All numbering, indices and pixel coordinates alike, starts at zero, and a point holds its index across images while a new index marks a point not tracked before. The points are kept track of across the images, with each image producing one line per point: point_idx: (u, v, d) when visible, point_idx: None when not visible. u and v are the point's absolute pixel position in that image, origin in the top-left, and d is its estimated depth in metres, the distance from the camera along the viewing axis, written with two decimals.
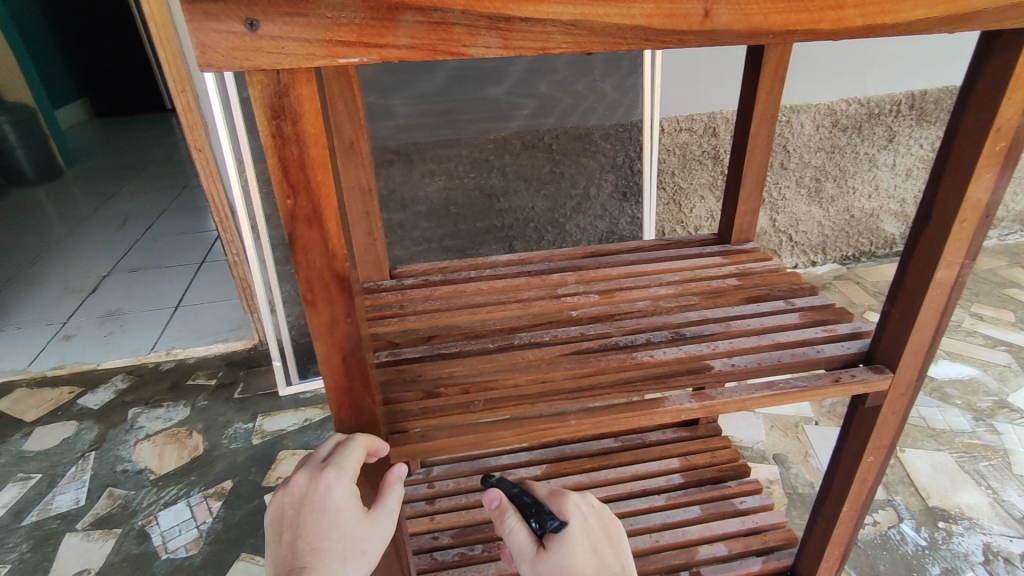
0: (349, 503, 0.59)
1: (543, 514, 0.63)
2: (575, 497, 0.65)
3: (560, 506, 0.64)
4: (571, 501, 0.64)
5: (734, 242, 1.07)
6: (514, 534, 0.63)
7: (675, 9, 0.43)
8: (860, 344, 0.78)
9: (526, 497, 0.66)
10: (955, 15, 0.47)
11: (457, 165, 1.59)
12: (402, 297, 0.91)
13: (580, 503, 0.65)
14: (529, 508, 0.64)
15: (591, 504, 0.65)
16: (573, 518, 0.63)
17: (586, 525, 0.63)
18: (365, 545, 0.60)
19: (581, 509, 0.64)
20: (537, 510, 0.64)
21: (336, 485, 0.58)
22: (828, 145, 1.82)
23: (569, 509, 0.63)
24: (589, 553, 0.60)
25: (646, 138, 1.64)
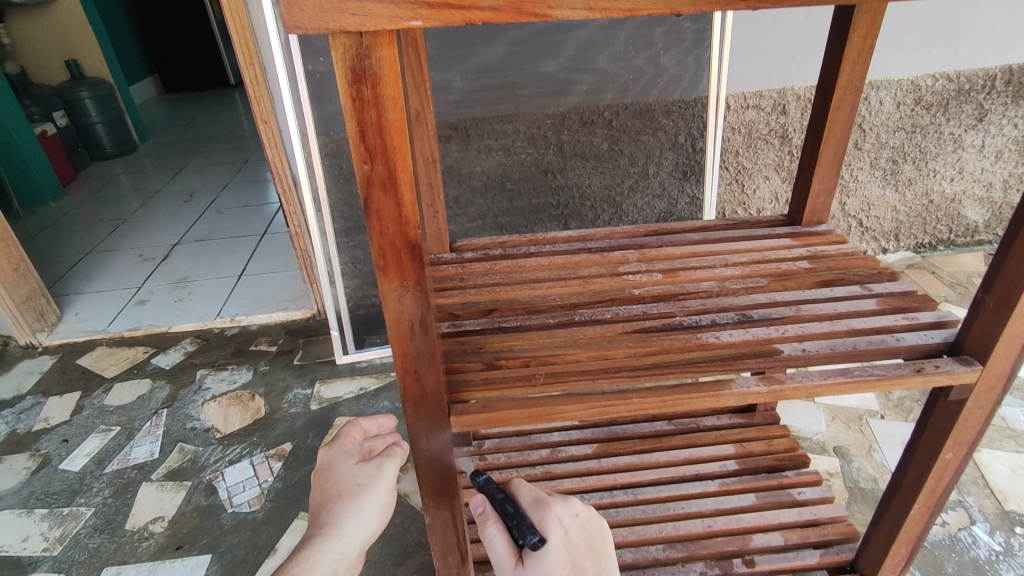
0: (344, 461, 0.69)
1: (523, 528, 0.62)
2: (559, 509, 0.64)
3: (541, 519, 0.63)
4: (553, 514, 0.63)
5: (805, 224, 1.02)
6: (495, 544, 0.63)
7: None
8: (945, 334, 0.73)
9: (509, 506, 0.64)
10: None
11: (514, 141, 1.58)
12: (462, 270, 0.91)
13: (563, 515, 0.64)
14: (511, 519, 0.63)
15: (575, 514, 0.64)
16: (552, 533, 0.62)
17: (567, 538, 0.62)
18: (359, 480, 0.67)
19: (562, 522, 0.63)
20: (517, 522, 0.62)
21: (329, 448, 0.71)
22: (908, 124, 1.71)
23: (551, 522, 0.62)
24: (568, 568, 0.59)
25: (711, 115, 1.58)
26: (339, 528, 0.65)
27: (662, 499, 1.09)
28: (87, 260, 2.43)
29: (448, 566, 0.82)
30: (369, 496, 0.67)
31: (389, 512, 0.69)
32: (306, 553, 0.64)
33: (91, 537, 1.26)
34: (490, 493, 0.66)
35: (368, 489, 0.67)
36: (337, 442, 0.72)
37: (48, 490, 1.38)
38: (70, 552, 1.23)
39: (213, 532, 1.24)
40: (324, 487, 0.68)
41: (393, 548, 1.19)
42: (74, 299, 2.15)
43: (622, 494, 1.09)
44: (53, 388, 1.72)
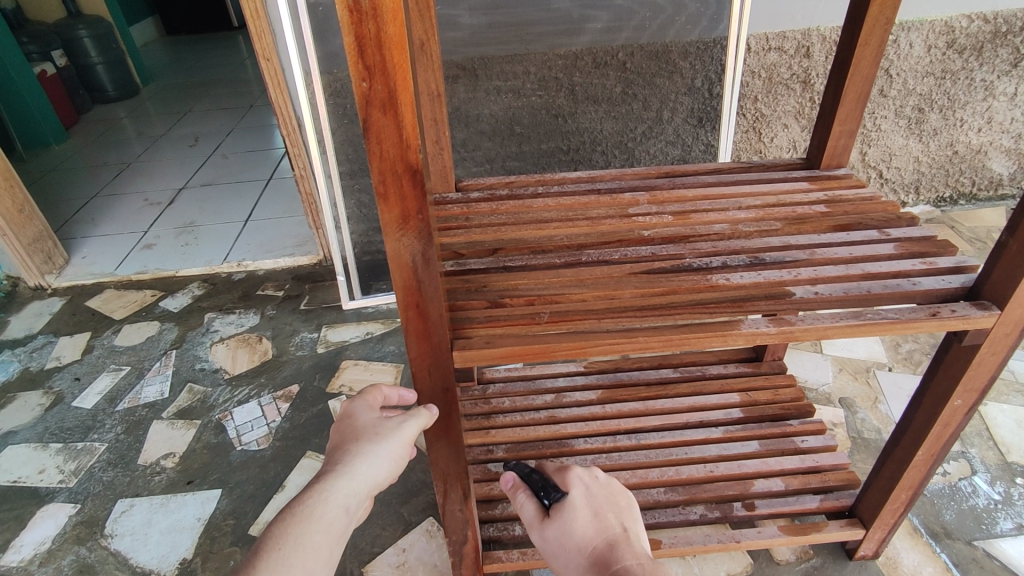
0: (366, 413, 0.70)
1: (547, 488, 0.65)
2: (578, 471, 0.67)
3: (564, 479, 0.67)
4: (573, 474, 0.67)
5: (824, 167, 0.98)
6: (525, 508, 0.66)
7: None
8: (963, 279, 0.71)
9: (534, 474, 0.68)
10: None
11: (524, 83, 1.52)
12: (468, 210, 0.89)
13: (582, 475, 0.67)
14: (536, 484, 0.66)
15: (594, 475, 0.67)
16: (574, 489, 0.65)
17: (589, 494, 0.65)
18: (378, 430, 0.67)
19: (583, 481, 0.66)
20: (542, 484, 0.66)
21: (354, 400, 0.72)
22: (938, 69, 1.63)
23: (571, 480, 0.66)
24: (590, 517, 0.62)
25: (729, 57, 1.51)
26: (351, 467, 0.64)
27: (665, 445, 1.09)
28: (93, 204, 2.42)
29: (451, 501, 0.83)
30: (385, 445, 0.66)
31: (402, 467, 0.68)
32: (317, 487, 0.63)
33: (105, 470, 1.29)
34: (518, 470, 0.70)
35: (386, 438, 0.66)
36: (359, 396, 0.72)
37: (63, 425, 1.42)
38: (85, 484, 1.27)
39: (223, 468, 1.27)
40: (344, 433, 0.68)
41: (398, 487, 1.21)
42: (81, 243, 2.15)
43: (625, 439, 1.09)
44: (64, 328, 1.74)
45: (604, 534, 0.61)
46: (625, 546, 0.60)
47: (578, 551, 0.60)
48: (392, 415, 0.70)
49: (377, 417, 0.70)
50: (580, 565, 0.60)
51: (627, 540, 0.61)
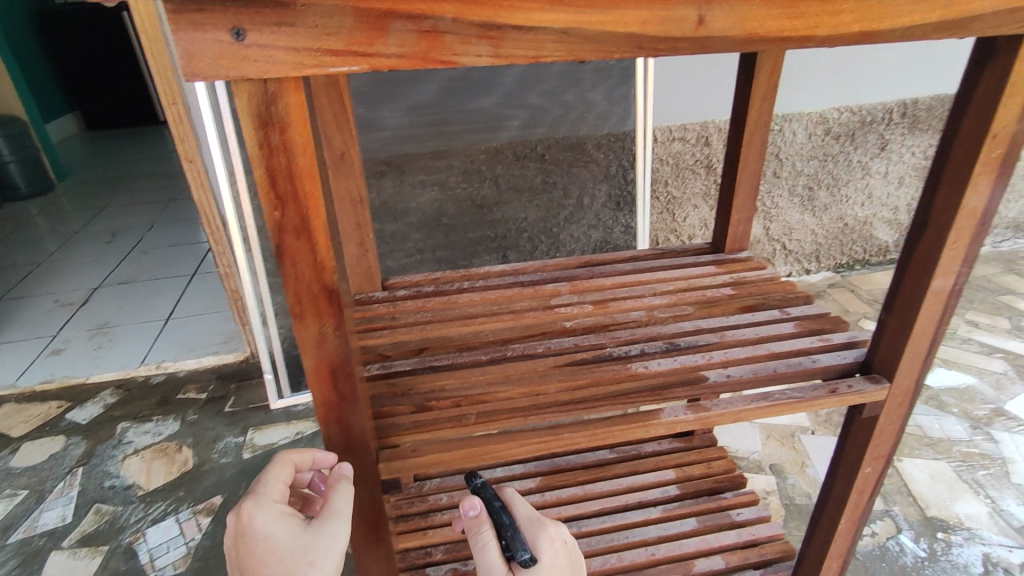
0: (278, 524, 0.56)
1: (517, 543, 0.58)
2: (553, 531, 0.61)
3: (535, 538, 0.60)
4: (545, 534, 0.60)
5: (728, 250, 1.05)
6: (484, 554, 0.59)
7: (668, 15, 0.42)
8: (856, 353, 0.77)
9: (504, 517, 0.61)
10: (950, 22, 0.46)
11: (449, 176, 1.59)
12: (394, 309, 0.90)
13: (556, 538, 0.61)
14: (505, 531, 0.59)
15: (566, 539, 0.61)
16: (544, 553, 0.59)
17: (558, 562, 0.59)
18: (308, 554, 0.56)
19: (555, 545, 0.60)
20: (513, 537, 0.58)
21: (255, 508, 0.56)
22: (820, 153, 1.83)
23: (543, 542, 0.59)
24: None
25: (639, 147, 1.63)
26: None
27: (606, 530, 1.08)
28: None
29: None
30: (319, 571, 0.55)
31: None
32: None
33: None
34: (484, 498, 0.63)
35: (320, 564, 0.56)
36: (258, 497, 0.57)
37: None
38: None
39: None
40: (255, 558, 0.55)
41: None
42: None
43: None
44: None
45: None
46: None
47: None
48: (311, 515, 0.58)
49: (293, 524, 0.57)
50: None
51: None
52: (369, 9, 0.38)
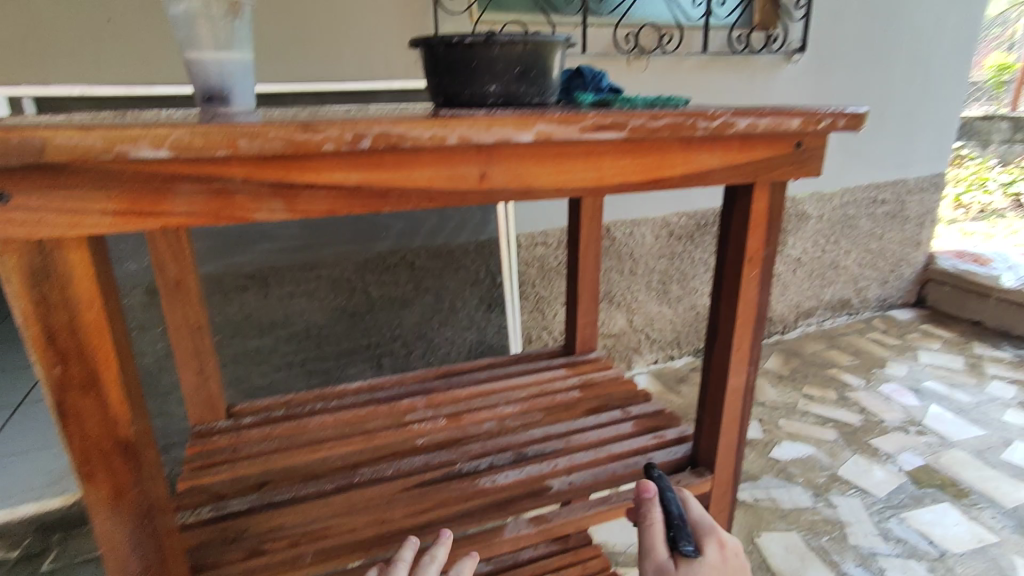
0: None
1: (682, 536, 0.67)
2: (723, 539, 0.68)
3: (701, 540, 0.67)
4: (714, 538, 0.67)
5: (580, 352, 1.11)
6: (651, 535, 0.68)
7: (453, 173, 0.48)
8: (685, 448, 0.83)
9: (675, 512, 0.70)
10: (690, 175, 0.56)
11: (317, 287, 1.54)
12: (237, 439, 0.84)
13: (723, 544, 0.67)
14: (672, 525, 0.68)
15: (735, 548, 0.67)
16: (710, 552, 0.66)
17: (723, 564, 0.65)
18: None
19: (722, 549, 0.66)
20: (680, 530, 0.67)
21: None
22: (667, 252, 2.03)
23: (709, 542, 0.67)
24: None
25: (503, 252, 1.73)
26: None
27: None
28: None
29: None
30: None
31: None
32: None
33: None
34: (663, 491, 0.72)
35: None
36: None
37: None
38: None
39: None
40: None
41: None
42: None
43: None
44: None
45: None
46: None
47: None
48: None
49: None
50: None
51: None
52: (152, 175, 0.40)
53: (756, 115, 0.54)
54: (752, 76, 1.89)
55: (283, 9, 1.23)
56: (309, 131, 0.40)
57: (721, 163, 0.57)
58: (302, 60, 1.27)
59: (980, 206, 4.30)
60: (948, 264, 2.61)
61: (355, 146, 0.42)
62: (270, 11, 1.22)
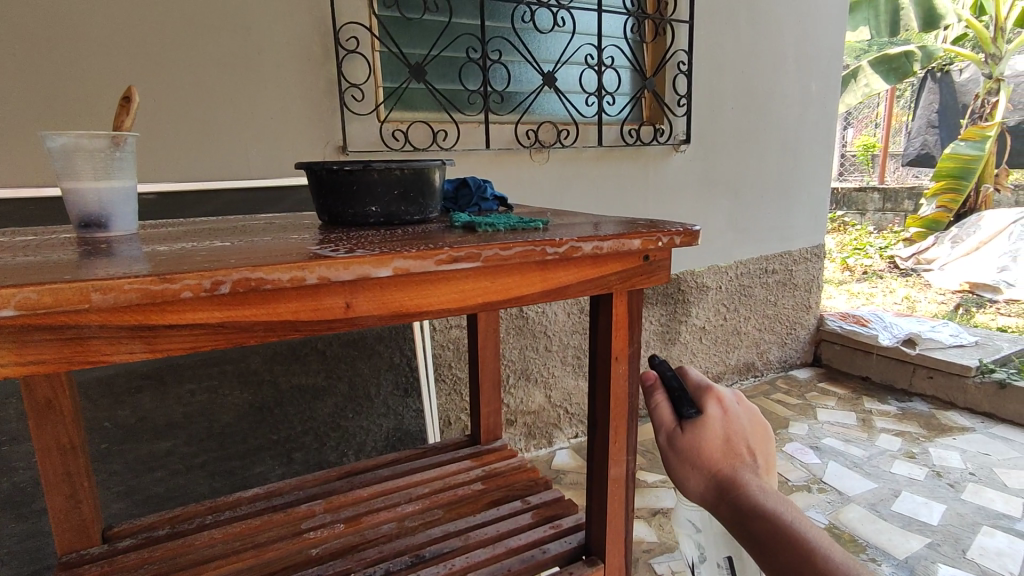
0: None
1: (684, 401, 0.66)
2: (723, 392, 0.67)
3: (704, 398, 0.67)
4: (714, 394, 0.66)
5: (484, 441, 1.12)
6: (657, 411, 0.67)
7: (317, 304, 0.51)
8: (579, 536, 0.85)
9: (673, 382, 0.68)
10: (549, 288, 0.62)
11: (221, 383, 1.46)
12: (112, 567, 0.79)
13: (728, 397, 0.66)
14: (674, 391, 0.67)
15: (738, 400, 0.66)
16: (711, 409, 0.65)
17: (729, 416, 0.64)
18: None
19: (724, 403, 0.65)
20: (681, 396, 0.66)
21: None
22: (579, 328, 2.12)
23: (711, 399, 0.66)
24: (721, 441, 0.62)
25: (417, 336, 1.72)
26: None
27: None
28: None
29: None
30: None
31: None
32: None
33: None
34: (661, 368, 0.71)
35: None
36: None
37: None
38: None
39: None
40: None
41: None
42: None
43: None
44: None
45: (731, 458, 0.61)
46: (751, 463, 0.60)
47: (702, 467, 0.61)
48: None
49: None
50: (702, 479, 0.60)
51: (762, 469, 0.60)
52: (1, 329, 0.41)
53: (599, 239, 0.61)
54: (645, 165, 2.07)
55: (183, 113, 1.27)
56: (165, 281, 0.43)
57: (576, 277, 0.64)
58: (203, 161, 1.30)
59: (863, 268, 4.76)
60: (835, 325, 2.86)
61: (213, 291, 0.45)
62: (170, 115, 1.26)
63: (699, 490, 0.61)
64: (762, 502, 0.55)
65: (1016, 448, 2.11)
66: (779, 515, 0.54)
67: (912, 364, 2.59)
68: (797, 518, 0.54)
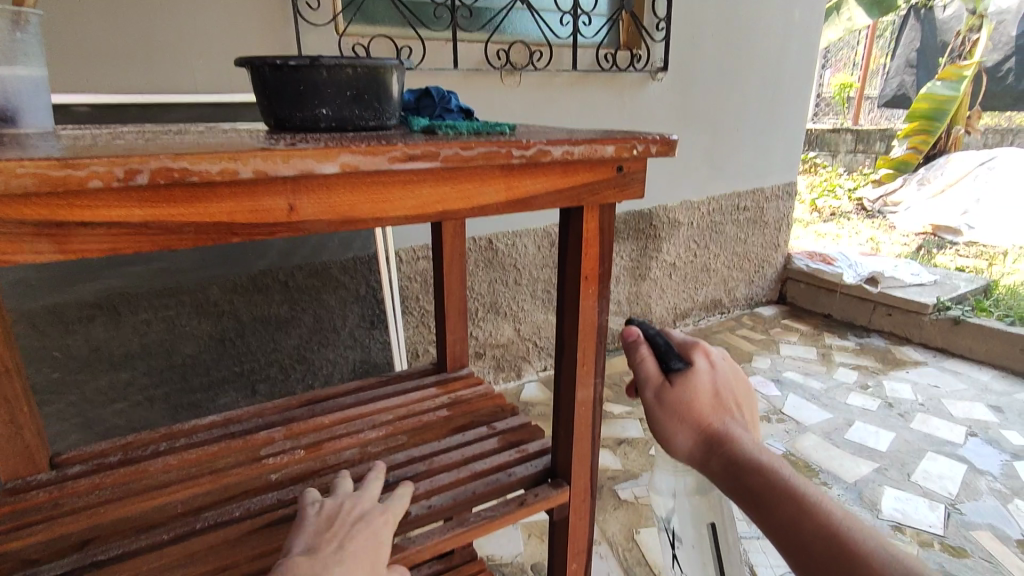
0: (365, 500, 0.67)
1: (671, 354, 0.64)
2: (706, 345, 0.66)
3: (689, 351, 0.65)
4: (700, 348, 0.65)
5: (450, 369, 1.10)
6: (642, 365, 0.65)
7: (256, 206, 0.46)
8: (545, 460, 0.84)
9: (659, 338, 0.66)
10: (515, 198, 0.58)
11: (178, 313, 1.38)
12: (59, 493, 0.75)
13: (712, 350, 0.66)
14: (661, 346, 0.65)
15: (721, 354, 0.66)
16: (699, 363, 0.63)
17: (715, 370, 0.64)
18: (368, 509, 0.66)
19: (710, 357, 0.65)
20: (667, 349, 0.64)
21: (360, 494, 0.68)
22: (550, 262, 2.09)
23: (698, 353, 0.64)
24: (710, 396, 0.62)
25: (384, 270, 1.65)
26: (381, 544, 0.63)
27: None
28: None
29: None
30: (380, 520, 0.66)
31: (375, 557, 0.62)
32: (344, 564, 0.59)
33: None
34: (641, 325, 0.68)
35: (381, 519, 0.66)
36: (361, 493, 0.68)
37: None
38: None
39: None
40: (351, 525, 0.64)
41: None
42: None
43: None
44: None
45: (721, 413, 0.61)
46: (739, 419, 0.62)
47: (694, 425, 0.61)
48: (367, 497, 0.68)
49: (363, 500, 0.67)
50: (692, 434, 0.61)
51: (749, 424, 0.62)
52: None
53: (569, 143, 0.56)
54: (620, 93, 1.99)
55: (117, 12, 1.14)
56: (68, 166, 0.37)
57: (545, 187, 0.59)
58: (143, 73, 1.18)
59: (831, 209, 4.81)
60: (803, 264, 2.90)
61: (128, 184, 0.39)
62: (103, 14, 1.12)
63: (686, 445, 0.61)
64: (756, 459, 0.57)
65: (964, 380, 2.20)
66: (775, 470, 0.56)
67: (873, 302, 2.65)
68: (791, 472, 0.56)
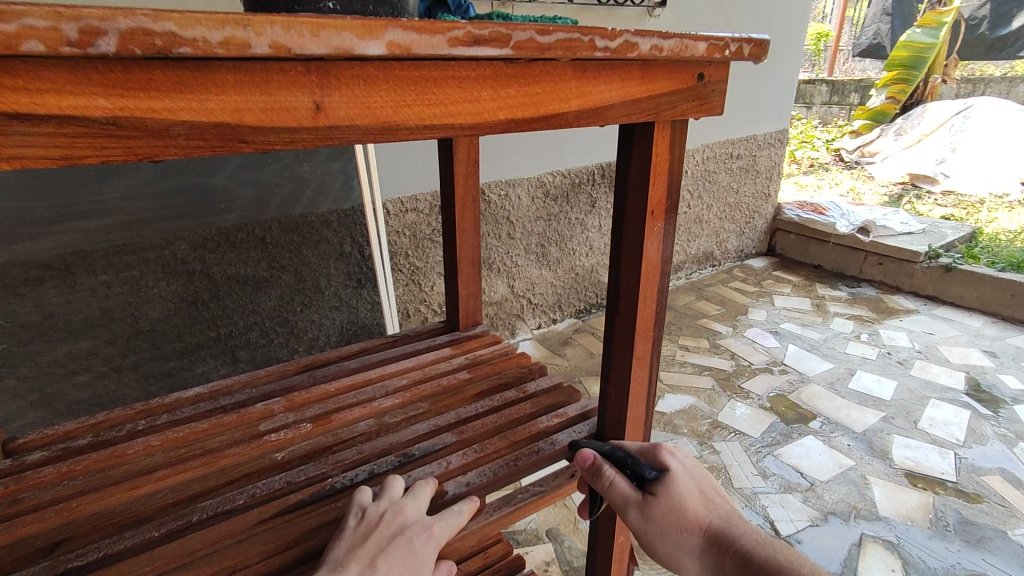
0: (412, 514, 0.57)
1: (640, 465, 0.61)
2: (670, 447, 0.64)
3: (658, 456, 0.63)
4: (666, 449, 0.63)
5: (463, 327, 0.99)
6: (614, 487, 0.61)
7: (272, 101, 0.33)
8: (589, 425, 0.74)
9: (619, 453, 0.63)
10: (588, 108, 0.46)
11: (143, 274, 1.22)
12: (21, 486, 0.62)
13: (675, 451, 0.64)
14: (625, 462, 0.62)
15: (685, 453, 0.65)
16: (671, 464, 0.61)
17: (688, 468, 0.62)
18: (416, 525, 0.56)
19: (678, 457, 0.63)
20: (635, 461, 0.62)
21: (411, 507, 0.57)
22: (544, 212, 1.97)
23: (667, 455, 0.63)
24: (698, 494, 0.59)
25: (370, 221, 1.52)
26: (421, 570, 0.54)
27: None
28: None
29: None
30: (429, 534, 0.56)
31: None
32: None
33: None
34: (596, 448, 0.66)
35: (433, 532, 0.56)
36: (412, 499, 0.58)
37: None
38: None
39: None
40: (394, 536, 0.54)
41: None
42: None
43: None
44: None
45: (712, 508, 0.59)
46: (730, 510, 0.59)
47: (690, 530, 0.57)
48: (419, 505, 0.58)
49: (413, 511, 0.57)
50: (692, 543, 0.57)
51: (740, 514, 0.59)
52: None
53: (660, 35, 0.45)
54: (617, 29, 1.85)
55: None
56: None
57: (621, 94, 0.48)
58: None
59: (810, 161, 4.79)
60: (793, 215, 2.85)
61: (86, 51, 0.25)
62: None
63: (690, 556, 0.57)
64: (763, 550, 0.55)
65: (956, 327, 2.20)
66: (785, 562, 0.54)
67: (864, 251, 2.62)
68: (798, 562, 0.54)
